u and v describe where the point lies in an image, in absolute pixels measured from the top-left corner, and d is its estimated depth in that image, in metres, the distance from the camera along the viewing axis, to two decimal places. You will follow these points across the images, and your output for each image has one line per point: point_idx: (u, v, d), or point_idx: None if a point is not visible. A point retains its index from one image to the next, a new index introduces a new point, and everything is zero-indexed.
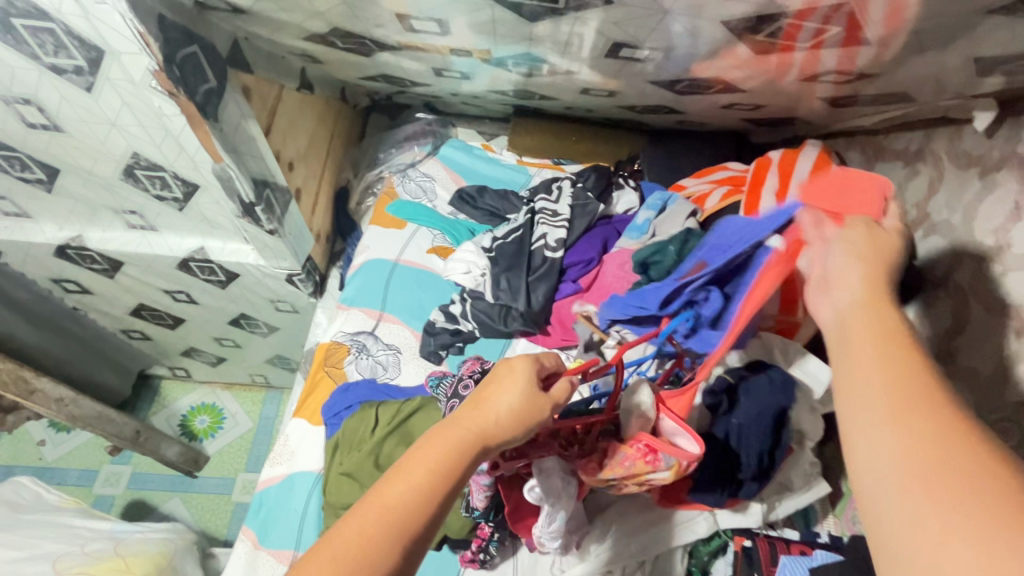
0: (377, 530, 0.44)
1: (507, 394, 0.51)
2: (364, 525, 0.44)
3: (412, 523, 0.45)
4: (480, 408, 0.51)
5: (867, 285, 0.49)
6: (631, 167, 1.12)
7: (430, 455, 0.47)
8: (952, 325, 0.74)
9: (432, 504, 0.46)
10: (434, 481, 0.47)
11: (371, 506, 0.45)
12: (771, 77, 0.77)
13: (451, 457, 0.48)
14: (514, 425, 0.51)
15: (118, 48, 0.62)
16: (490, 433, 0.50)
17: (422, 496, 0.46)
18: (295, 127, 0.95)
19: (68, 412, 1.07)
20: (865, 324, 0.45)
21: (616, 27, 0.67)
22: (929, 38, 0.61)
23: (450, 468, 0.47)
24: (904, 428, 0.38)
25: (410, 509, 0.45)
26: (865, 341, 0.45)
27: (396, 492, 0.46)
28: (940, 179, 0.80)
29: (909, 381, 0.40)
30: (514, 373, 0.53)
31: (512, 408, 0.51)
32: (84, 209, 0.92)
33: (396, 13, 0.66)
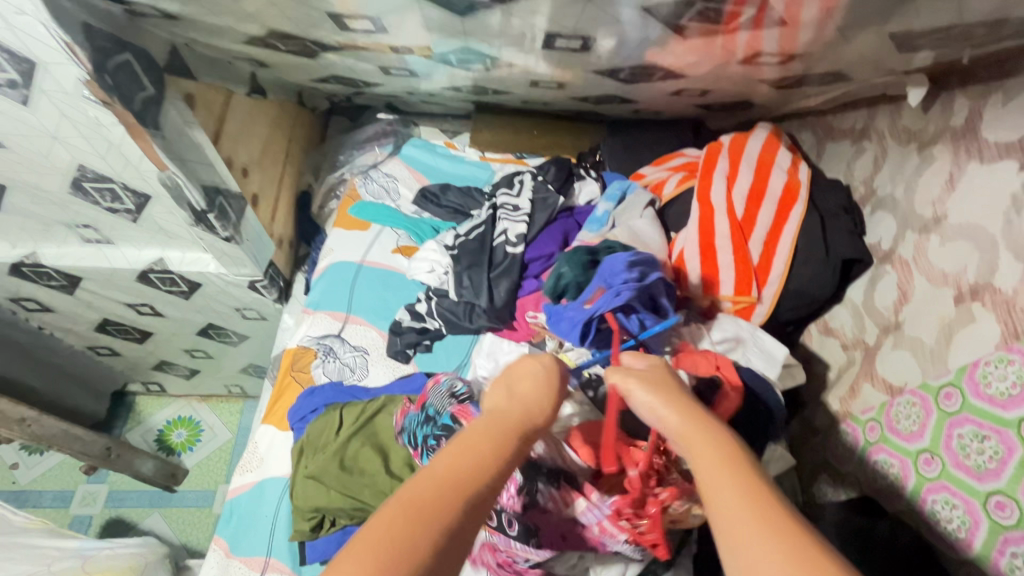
0: (443, 488, 0.41)
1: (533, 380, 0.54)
2: (430, 487, 0.41)
3: (476, 485, 0.43)
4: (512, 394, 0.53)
5: (682, 411, 0.50)
6: (593, 158, 1.14)
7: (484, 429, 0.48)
8: (898, 297, 0.76)
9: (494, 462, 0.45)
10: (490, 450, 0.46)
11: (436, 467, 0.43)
12: (714, 62, 0.79)
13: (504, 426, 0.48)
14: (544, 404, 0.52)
15: (47, 59, 0.61)
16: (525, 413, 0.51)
17: (483, 458, 0.45)
18: (246, 134, 0.94)
19: (32, 432, 1.05)
20: (702, 441, 0.46)
21: (552, 19, 0.68)
22: (854, 18, 0.62)
23: (502, 446, 0.46)
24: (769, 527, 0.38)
25: (470, 473, 0.43)
26: (700, 463, 0.44)
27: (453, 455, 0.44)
28: (884, 155, 0.82)
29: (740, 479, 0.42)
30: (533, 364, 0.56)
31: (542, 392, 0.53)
32: (36, 225, 0.91)
33: (330, 13, 0.66)
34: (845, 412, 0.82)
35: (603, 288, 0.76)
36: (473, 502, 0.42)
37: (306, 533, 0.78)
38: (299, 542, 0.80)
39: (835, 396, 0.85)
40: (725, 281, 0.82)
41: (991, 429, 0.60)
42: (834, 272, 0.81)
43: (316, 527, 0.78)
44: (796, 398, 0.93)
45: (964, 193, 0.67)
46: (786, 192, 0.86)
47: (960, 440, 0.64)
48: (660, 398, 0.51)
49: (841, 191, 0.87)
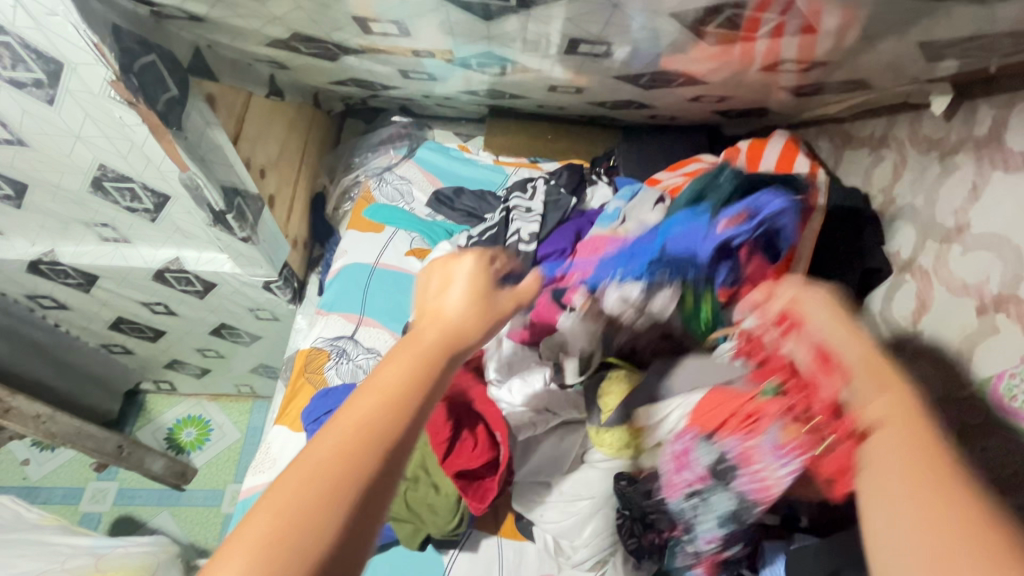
0: (323, 474, 0.36)
1: (455, 294, 0.49)
2: (301, 478, 0.36)
3: (366, 460, 0.37)
4: (435, 318, 0.47)
5: (851, 338, 0.49)
6: (607, 163, 1.12)
7: (392, 365, 0.42)
8: (916, 307, 0.76)
9: (407, 408, 0.40)
10: (390, 404, 0.40)
11: (329, 436, 0.38)
12: (733, 69, 0.78)
13: (424, 350, 0.44)
14: (472, 320, 0.48)
15: (74, 60, 0.62)
16: (451, 327, 0.46)
17: (393, 406, 0.40)
18: (264, 135, 0.95)
19: (46, 429, 1.07)
20: (884, 398, 0.43)
21: (574, 25, 0.67)
22: (878, 26, 0.62)
23: (404, 399, 0.40)
24: (931, 488, 0.37)
25: (357, 446, 0.37)
26: (883, 417, 0.42)
27: (350, 414, 0.39)
28: (904, 163, 0.82)
29: (917, 446, 0.39)
30: (454, 283, 0.50)
31: (462, 304, 0.48)
32: (56, 223, 0.92)
33: (355, 16, 0.66)
34: None
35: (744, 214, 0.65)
36: (389, 458, 0.38)
37: None
38: None
39: None
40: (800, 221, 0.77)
41: (1016, 443, 0.59)
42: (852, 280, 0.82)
43: None
44: None
45: (986, 203, 0.67)
46: None
47: (984, 454, 0.62)
48: (833, 317, 0.51)
49: (860, 200, 0.86)
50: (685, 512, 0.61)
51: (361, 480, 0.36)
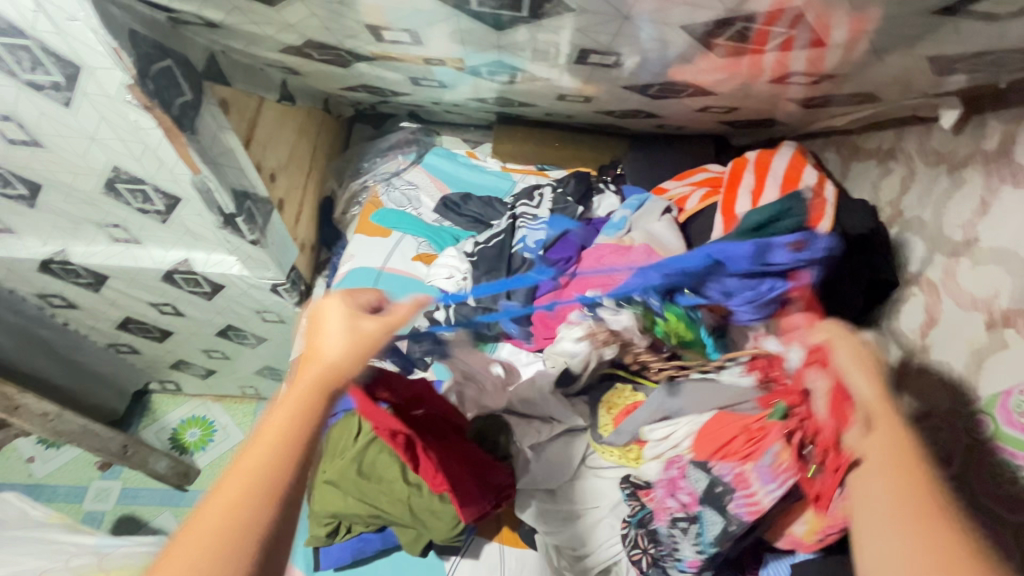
0: (212, 546, 0.39)
1: (326, 335, 0.50)
2: (188, 553, 0.38)
3: (251, 523, 0.40)
4: (309, 364, 0.48)
5: (874, 383, 0.52)
6: (614, 171, 1.13)
7: (269, 424, 0.44)
8: (924, 320, 0.75)
9: (288, 461, 0.42)
10: (269, 464, 0.42)
11: (211, 509, 0.40)
12: (741, 80, 0.79)
13: (300, 400, 0.45)
14: (349, 356, 0.49)
15: (92, 64, 0.63)
16: (327, 370, 0.47)
17: (270, 466, 0.42)
18: (275, 139, 0.96)
19: (52, 427, 1.08)
20: (881, 435, 0.48)
21: (584, 35, 0.68)
22: (888, 40, 0.62)
23: (282, 458, 0.42)
24: (912, 509, 0.42)
25: (237, 512, 0.40)
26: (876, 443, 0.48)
27: (230, 481, 0.41)
28: (911, 176, 0.82)
29: (903, 474, 0.45)
30: (327, 325, 0.51)
31: (339, 342, 0.49)
32: (68, 224, 0.93)
33: (368, 24, 0.67)
34: None
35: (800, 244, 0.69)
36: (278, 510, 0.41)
37: (321, 537, 0.79)
38: (314, 548, 0.81)
39: None
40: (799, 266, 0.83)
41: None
42: (860, 295, 0.81)
43: (331, 533, 0.79)
44: None
45: (995, 217, 0.67)
46: (813, 209, 0.85)
47: (993, 469, 0.62)
48: (862, 374, 0.53)
49: (868, 212, 0.86)
50: (671, 536, 0.68)
51: (252, 543, 0.39)
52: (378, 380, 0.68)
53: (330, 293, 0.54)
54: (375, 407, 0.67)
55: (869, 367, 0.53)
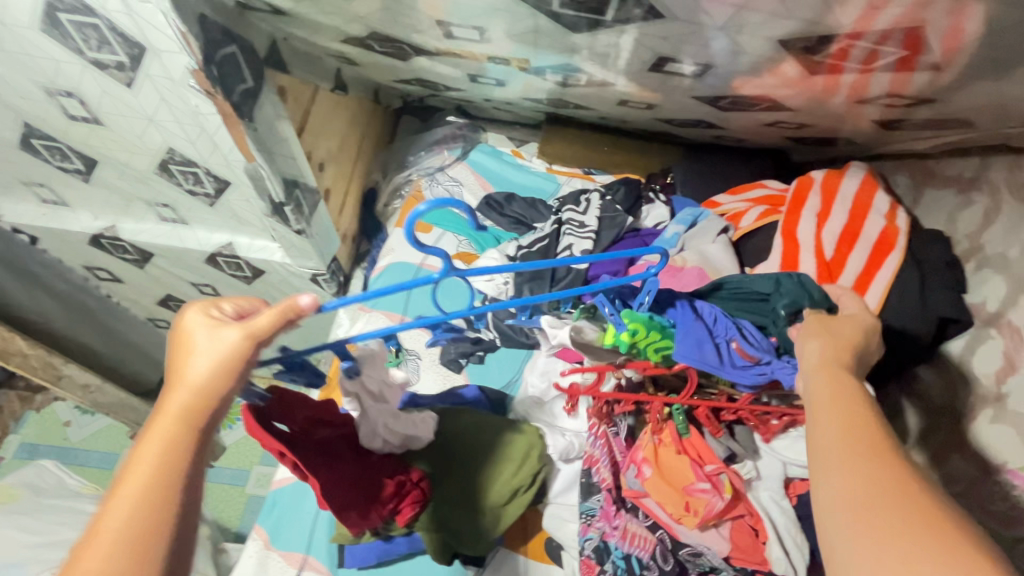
0: (123, 536, 0.40)
1: (179, 351, 0.48)
2: (95, 556, 0.39)
3: (162, 514, 0.41)
4: (172, 383, 0.47)
5: (821, 363, 0.49)
6: (664, 179, 1.08)
7: (146, 446, 0.44)
8: (1002, 366, 0.70)
9: (180, 462, 0.44)
10: (161, 473, 0.42)
11: (99, 542, 0.40)
12: (818, 98, 0.74)
13: (175, 421, 0.45)
14: (220, 375, 0.47)
15: (159, 47, 0.62)
16: (194, 397, 0.46)
17: (163, 478, 0.42)
18: (327, 128, 0.95)
19: (91, 398, 1.10)
20: (827, 392, 0.46)
21: (661, 42, 0.64)
22: (994, 64, 0.57)
23: (176, 462, 0.43)
24: (873, 482, 0.38)
25: (138, 509, 0.41)
26: (821, 406, 0.45)
27: (115, 515, 0.41)
28: (996, 210, 0.76)
29: (856, 431, 0.42)
30: (190, 339, 0.48)
31: (205, 366, 0.47)
32: (119, 200, 0.94)
33: (436, 19, 0.65)
34: None
35: (736, 345, 0.65)
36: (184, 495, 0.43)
37: (348, 537, 0.77)
38: (339, 545, 0.80)
39: None
40: None
41: None
42: (930, 331, 0.75)
43: (358, 534, 0.77)
44: None
45: None
46: (882, 238, 0.81)
47: None
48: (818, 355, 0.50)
49: (943, 243, 0.81)
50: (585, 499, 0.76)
51: (164, 537, 0.41)
52: (271, 403, 0.65)
53: (189, 307, 0.50)
54: (264, 430, 0.61)
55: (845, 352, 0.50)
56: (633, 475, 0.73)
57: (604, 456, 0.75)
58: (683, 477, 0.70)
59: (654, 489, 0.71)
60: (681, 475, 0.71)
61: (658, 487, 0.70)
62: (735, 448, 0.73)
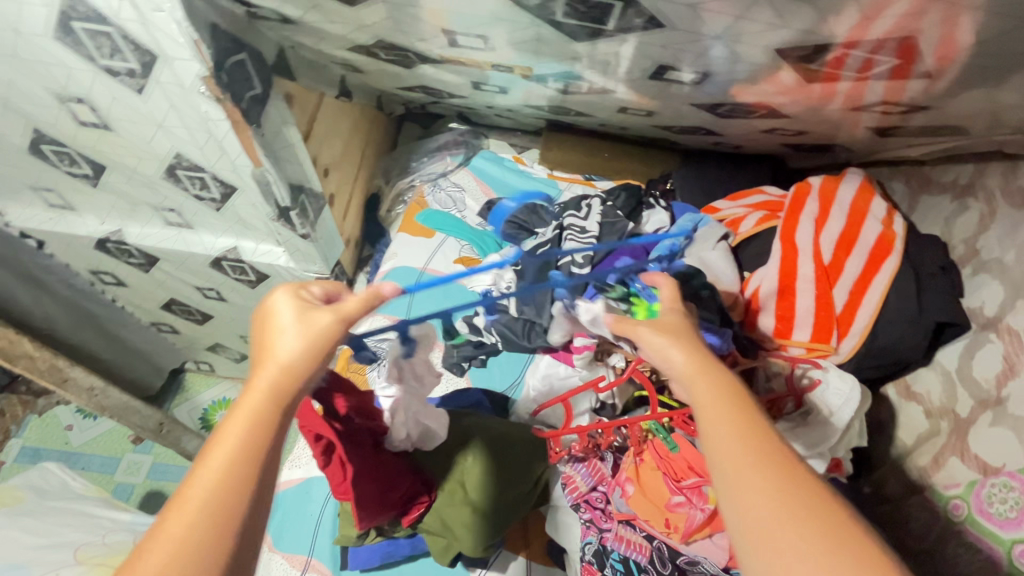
0: (207, 506, 0.40)
1: (266, 331, 0.49)
2: (184, 521, 0.39)
3: (245, 487, 0.41)
4: (261, 359, 0.47)
5: (685, 349, 0.50)
6: (664, 186, 1.10)
7: (231, 419, 0.44)
8: (1001, 370, 0.71)
9: (266, 435, 0.44)
10: (249, 446, 0.42)
11: (189, 506, 0.40)
12: (815, 105, 0.76)
13: (263, 396, 0.45)
14: (307, 355, 0.47)
15: (170, 54, 0.63)
16: (281, 375, 0.46)
17: (249, 448, 0.42)
18: (332, 134, 0.97)
19: (96, 401, 1.11)
20: (706, 384, 0.47)
21: (661, 50, 0.66)
22: (988, 72, 0.58)
23: (260, 435, 0.43)
24: (777, 478, 0.40)
25: (224, 481, 0.41)
26: (704, 403, 0.46)
27: (201, 483, 0.41)
28: (992, 216, 0.77)
29: (743, 423, 0.43)
30: (281, 320, 0.49)
31: (295, 344, 0.47)
32: (125, 205, 0.95)
33: (441, 28, 0.66)
34: (922, 484, 0.79)
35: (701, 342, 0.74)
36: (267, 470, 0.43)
37: (352, 539, 0.77)
38: (343, 546, 0.81)
39: (915, 465, 0.80)
40: (763, 327, 0.83)
41: None
42: (927, 335, 0.76)
43: (362, 535, 0.77)
44: (864, 459, 0.90)
45: None
46: (879, 243, 0.82)
47: None
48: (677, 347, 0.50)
49: (939, 248, 0.82)
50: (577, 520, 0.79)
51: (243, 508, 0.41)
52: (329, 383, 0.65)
53: (280, 289, 0.52)
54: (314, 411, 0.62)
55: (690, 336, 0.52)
56: (619, 498, 0.74)
57: (591, 480, 0.77)
58: (662, 493, 0.71)
59: (637, 507, 0.72)
60: (660, 492, 0.71)
61: (640, 504, 0.72)
62: None
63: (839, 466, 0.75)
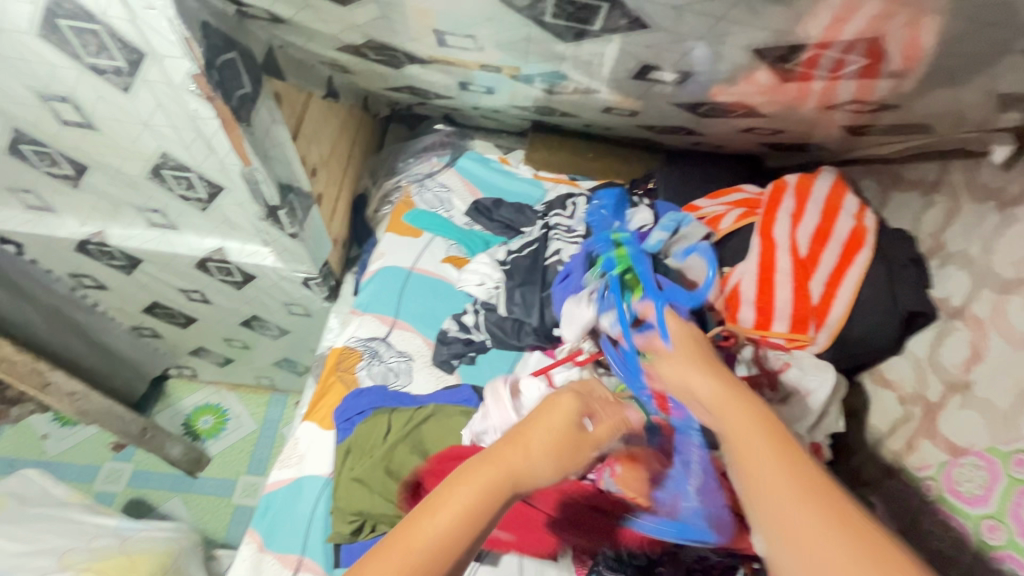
0: (423, 555, 0.41)
1: (552, 430, 0.49)
2: (401, 558, 0.41)
3: (450, 554, 0.42)
4: (517, 443, 0.47)
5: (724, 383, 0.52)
6: (646, 185, 1.13)
7: (464, 485, 0.44)
8: (968, 355, 0.75)
9: (488, 510, 0.44)
10: (469, 518, 0.43)
11: (415, 544, 0.41)
12: (791, 105, 0.79)
13: (500, 478, 0.45)
14: (553, 452, 0.47)
15: (160, 52, 0.64)
16: (525, 471, 0.46)
17: (474, 514, 0.43)
18: (319, 134, 0.97)
19: (77, 406, 1.09)
20: (736, 410, 0.48)
21: (644, 51, 0.68)
22: (950, 73, 0.62)
23: (484, 509, 0.43)
24: (819, 503, 0.39)
25: (445, 540, 0.42)
26: (733, 427, 0.47)
27: (431, 526, 0.42)
28: (956, 210, 0.81)
29: (777, 447, 0.43)
30: (561, 406, 0.51)
31: (548, 440, 0.48)
32: (108, 205, 0.94)
33: (431, 28, 0.67)
34: (897, 467, 0.82)
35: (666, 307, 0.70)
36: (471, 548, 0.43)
37: (345, 535, 0.80)
38: (336, 544, 0.81)
39: (890, 449, 0.84)
40: (743, 319, 0.85)
41: None
42: (898, 323, 0.80)
43: (356, 531, 0.80)
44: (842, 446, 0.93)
45: None
46: (852, 237, 0.86)
47: None
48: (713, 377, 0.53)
49: (908, 242, 0.86)
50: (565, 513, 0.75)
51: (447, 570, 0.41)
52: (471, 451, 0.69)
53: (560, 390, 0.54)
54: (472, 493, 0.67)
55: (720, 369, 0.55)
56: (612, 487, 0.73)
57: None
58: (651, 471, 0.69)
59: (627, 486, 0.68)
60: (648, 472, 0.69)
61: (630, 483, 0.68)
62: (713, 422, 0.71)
63: (818, 451, 0.79)
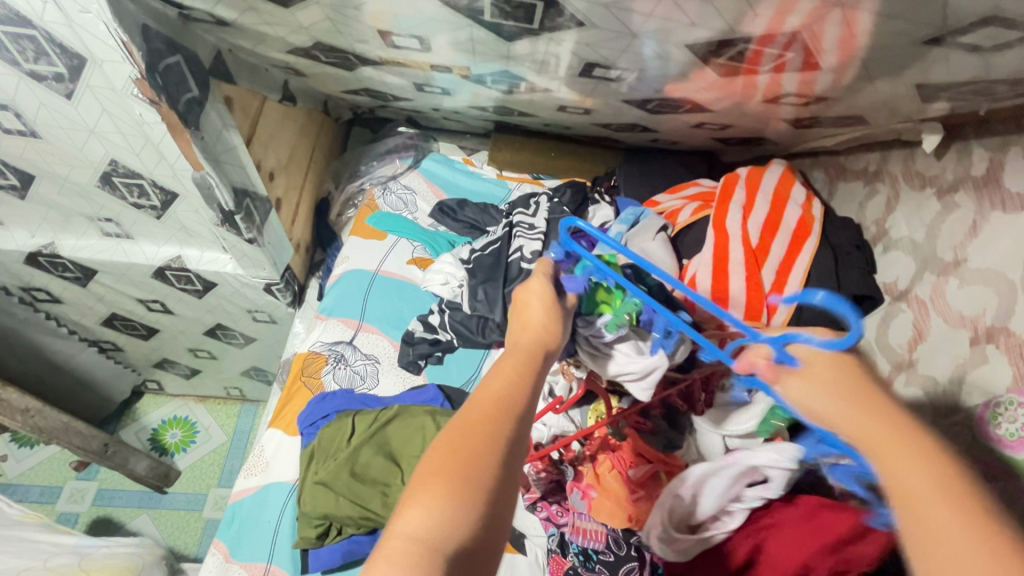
0: (477, 425, 0.41)
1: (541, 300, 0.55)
2: (455, 431, 0.41)
3: (506, 422, 0.42)
4: (524, 327, 0.53)
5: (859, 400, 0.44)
6: (609, 181, 1.14)
7: (503, 362, 0.48)
8: (912, 336, 0.79)
9: (528, 381, 0.46)
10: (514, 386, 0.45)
11: (471, 412, 0.42)
12: (738, 100, 0.82)
13: (523, 354, 0.49)
14: (551, 322, 0.54)
15: (100, 56, 0.63)
16: (539, 336, 0.52)
17: (521, 378, 0.46)
18: (276, 138, 0.96)
19: (33, 423, 1.06)
20: (891, 426, 0.41)
21: (590, 49, 0.70)
22: (878, 66, 0.65)
23: (528, 370, 0.47)
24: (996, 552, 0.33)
25: (496, 404, 0.43)
26: (888, 452, 0.40)
27: (477, 399, 0.43)
28: (896, 198, 0.85)
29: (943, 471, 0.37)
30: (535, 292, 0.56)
31: (543, 312, 0.54)
32: (58, 215, 0.91)
33: (378, 29, 0.68)
34: None
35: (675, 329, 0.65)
36: (518, 427, 0.42)
37: (312, 540, 0.79)
38: (304, 550, 0.80)
39: None
40: None
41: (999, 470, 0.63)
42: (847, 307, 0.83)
43: (323, 536, 0.79)
44: None
45: (984, 240, 0.70)
46: (800, 226, 0.89)
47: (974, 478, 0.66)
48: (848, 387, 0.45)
49: (853, 229, 0.90)
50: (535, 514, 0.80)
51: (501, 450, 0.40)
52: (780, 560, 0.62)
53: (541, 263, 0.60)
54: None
55: (849, 388, 0.45)
56: (578, 497, 0.76)
57: (544, 488, 0.79)
58: (620, 489, 0.75)
59: (600, 510, 0.75)
60: (617, 489, 0.75)
61: (603, 505, 0.75)
62: (673, 438, 0.78)
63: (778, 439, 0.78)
